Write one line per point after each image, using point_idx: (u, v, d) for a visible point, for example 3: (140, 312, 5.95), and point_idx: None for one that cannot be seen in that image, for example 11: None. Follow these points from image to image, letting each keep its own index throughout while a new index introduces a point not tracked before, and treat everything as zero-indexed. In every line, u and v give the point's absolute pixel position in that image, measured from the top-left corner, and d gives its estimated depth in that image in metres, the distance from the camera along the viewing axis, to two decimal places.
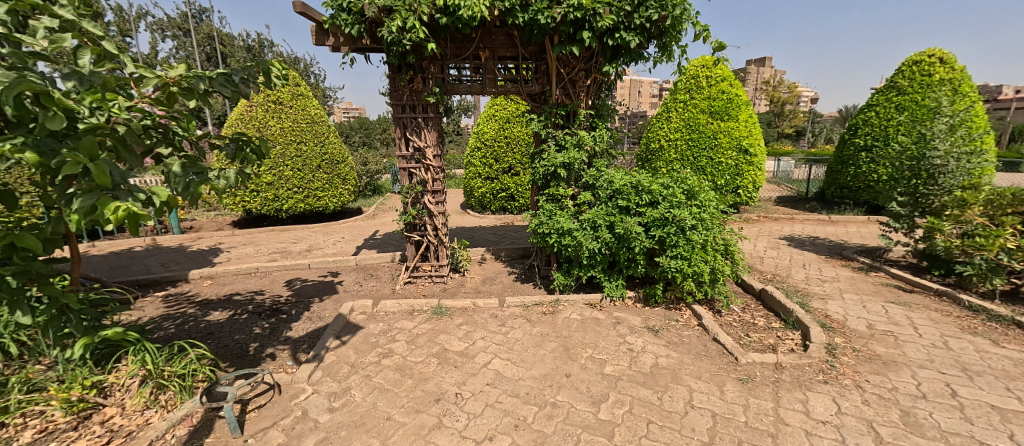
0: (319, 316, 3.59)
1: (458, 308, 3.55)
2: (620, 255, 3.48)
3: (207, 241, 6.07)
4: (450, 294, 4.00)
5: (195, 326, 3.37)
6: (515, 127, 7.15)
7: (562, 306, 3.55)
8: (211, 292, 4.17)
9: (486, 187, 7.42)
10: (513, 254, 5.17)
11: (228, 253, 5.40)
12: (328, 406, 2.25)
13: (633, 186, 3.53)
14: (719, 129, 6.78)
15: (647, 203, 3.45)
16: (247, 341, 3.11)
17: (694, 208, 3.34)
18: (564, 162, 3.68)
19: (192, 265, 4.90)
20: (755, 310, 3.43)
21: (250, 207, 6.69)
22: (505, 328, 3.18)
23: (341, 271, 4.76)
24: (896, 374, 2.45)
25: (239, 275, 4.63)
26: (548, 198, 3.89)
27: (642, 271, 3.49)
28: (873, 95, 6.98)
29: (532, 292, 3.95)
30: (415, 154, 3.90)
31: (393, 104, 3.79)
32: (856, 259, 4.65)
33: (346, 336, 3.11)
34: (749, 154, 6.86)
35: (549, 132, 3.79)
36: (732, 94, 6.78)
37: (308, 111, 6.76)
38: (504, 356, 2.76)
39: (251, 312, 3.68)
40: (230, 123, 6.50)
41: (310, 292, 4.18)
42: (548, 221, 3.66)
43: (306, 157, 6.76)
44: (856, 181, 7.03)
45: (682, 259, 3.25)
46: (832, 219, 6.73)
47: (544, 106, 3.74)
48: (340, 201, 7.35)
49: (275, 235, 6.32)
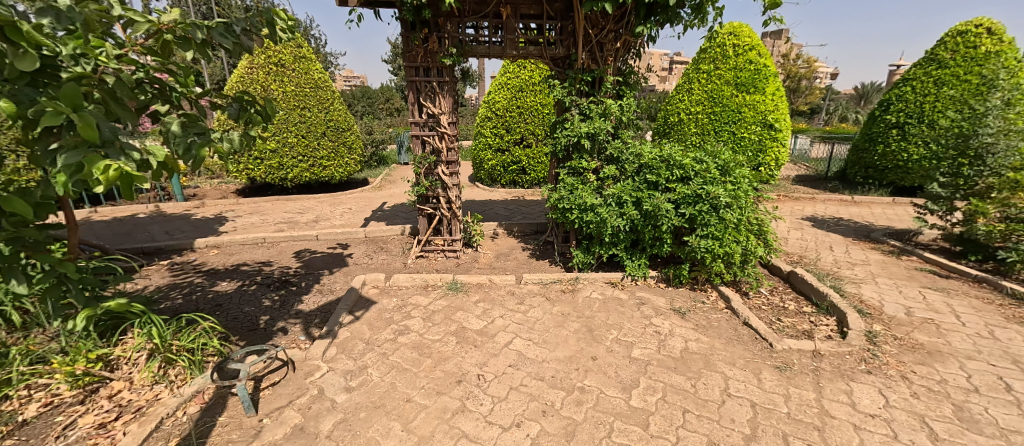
0: (330, 289, 3.48)
1: (474, 284, 3.43)
2: (644, 233, 3.29)
3: (212, 209, 5.91)
4: (464, 270, 3.86)
5: (203, 297, 3.27)
6: (528, 95, 6.80)
7: (582, 284, 3.42)
8: (218, 261, 4.05)
9: (497, 159, 7.17)
10: (526, 229, 5.01)
11: (234, 222, 5.25)
12: (345, 385, 2.14)
13: (663, 160, 3.30)
14: (744, 102, 6.42)
15: (678, 178, 3.21)
16: (257, 313, 3.01)
17: (729, 184, 3.11)
18: (588, 132, 3.43)
19: (197, 234, 4.76)
20: (784, 293, 3.28)
21: (254, 175, 6.45)
22: (524, 307, 3.05)
23: (350, 243, 4.62)
24: (943, 365, 2.31)
25: (246, 245, 4.51)
26: (569, 171, 3.67)
27: (668, 250, 3.32)
28: (908, 69, 6.59)
29: (549, 269, 3.81)
30: (429, 122, 3.67)
31: (406, 65, 3.52)
32: (885, 242, 4.45)
33: (359, 311, 2.99)
34: (775, 129, 6.48)
35: (573, 100, 3.52)
36: (760, 65, 6.38)
37: (312, 76, 6.46)
38: (525, 336, 2.63)
39: (259, 283, 3.57)
40: (230, 86, 6.21)
41: (320, 264, 4.05)
42: (570, 196, 3.46)
43: (310, 123, 6.48)
44: (883, 161, 6.71)
45: (713, 239, 3.06)
46: (855, 200, 6.48)
47: (569, 71, 3.47)
48: (346, 171, 7.11)
49: (281, 205, 6.16)
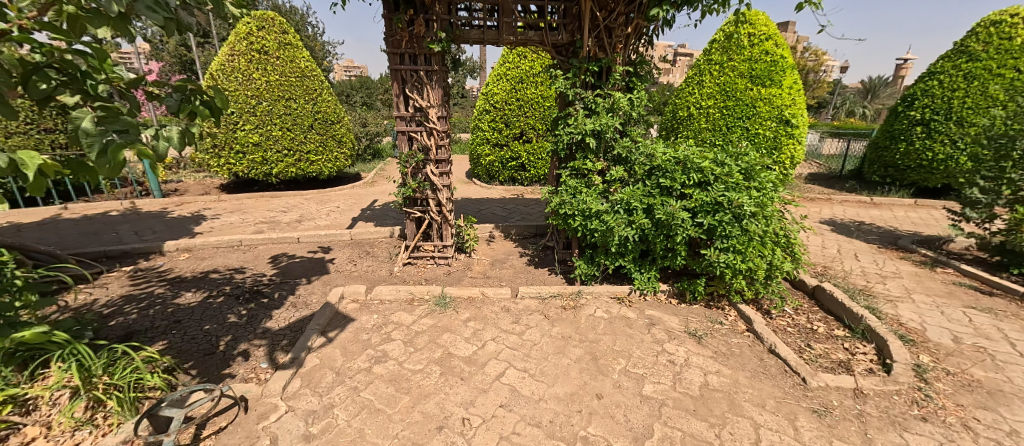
0: (305, 302, 3.14)
1: (464, 298, 3.08)
2: (656, 243, 2.94)
3: (191, 206, 5.56)
4: (455, 280, 3.52)
5: (161, 311, 2.93)
6: (528, 87, 6.39)
7: (585, 299, 3.07)
8: (186, 268, 3.72)
9: (495, 154, 6.78)
10: (524, 232, 4.67)
11: (212, 221, 4.91)
12: (304, 433, 1.81)
13: (678, 161, 2.92)
14: (759, 96, 6.01)
15: (695, 183, 2.83)
16: (218, 333, 2.67)
17: (753, 191, 2.73)
18: (594, 129, 3.05)
19: (170, 234, 4.42)
20: (811, 312, 2.93)
21: (236, 170, 6.06)
22: (519, 327, 2.70)
23: (333, 247, 4.27)
24: (1009, 410, 1.97)
25: (220, 248, 4.16)
26: (572, 172, 3.30)
27: (682, 263, 2.96)
28: (935, 62, 6.17)
29: (548, 280, 3.46)
30: (417, 116, 3.29)
31: (390, 52, 3.13)
32: (915, 250, 4.08)
33: (333, 331, 2.65)
34: (792, 126, 6.08)
35: (576, 93, 3.13)
36: (777, 56, 5.95)
37: (298, 64, 6.06)
38: (520, 365, 2.29)
39: (227, 295, 3.23)
40: (210, 74, 5.82)
41: (298, 272, 3.71)
42: (572, 201, 3.10)
43: (296, 115, 6.09)
44: (905, 160, 6.32)
45: (734, 254, 2.70)
46: (874, 202, 6.10)
47: (573, 60, 3.08)
48: (335, 165, 6.73)
49: (265, 202, 5.81)
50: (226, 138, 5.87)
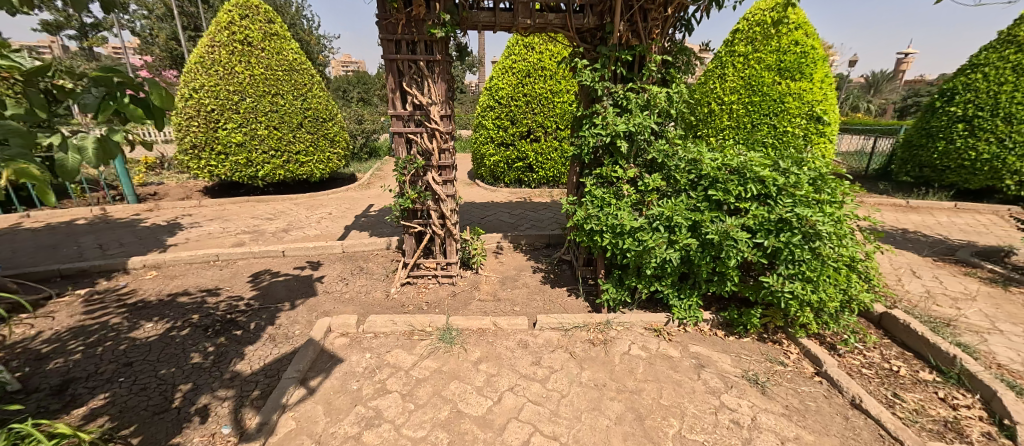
0: (285, 335, 2.67)
1: (473, 331, 2.61)
2: (702, 267, 2.46)
3: (168, 213, 5.06)
4: (461, 304, 3.05)
5: (112, 349, 2.45)
6: (537, 81, 5.88)
7: (615, 332, 2.61)
8: (152, 290, 3.24)
9: (500, 154, 6.28)
10: (535, 242, 4.21)
11: (188, 231, 4.42)
12: None
13: (729, 169, 2.43)
14: (788, 90, 5.51)
15: (753, 196, 2.34)
16: (176, 380, 2.20)
17: (826, 205, 2.24)
18: (627, 130, 2.56)
19: (138, 248, 3.92)
20: (885, 349, 2.47)
21: (218, 173, 5.54)
22: (542, 371, 2.24)
23: (322, 262, 3.80)
24: None
25: (193, 264, 3.68)
26: (598, 180, 2.82)
27: (731, 289, 2.49)
28: (977, 53, 5.68)
29: (569, 305, 2.99)
30: (417, 115, 2.80)
31: (383, 39, 2.63)
32: (980, 265, 3.61)
33: (317, 378, 2.19)
34: (823, 123, 5.58)
35: (605, 87, 2.63)
36: (808, 47, 5.44)
37: (285, 57, 5.55)
38: (548, 430, 1.84)
39: (194, 325, 2.75)
40: (188, 67, 5.31)
41: (281, 294, 3.23)
42: (600, 215, 2.62)
43: (284, 112, 5.57)
44: (944, 160, 5.86)
45: (803, 282, 2.23)
46: (911, 206, 5.65)
47: (601, 47, 2.59)
48: (328, 167, 6.22)
49: (250, 208, 5.32)
50: (205, 138, 5.35)
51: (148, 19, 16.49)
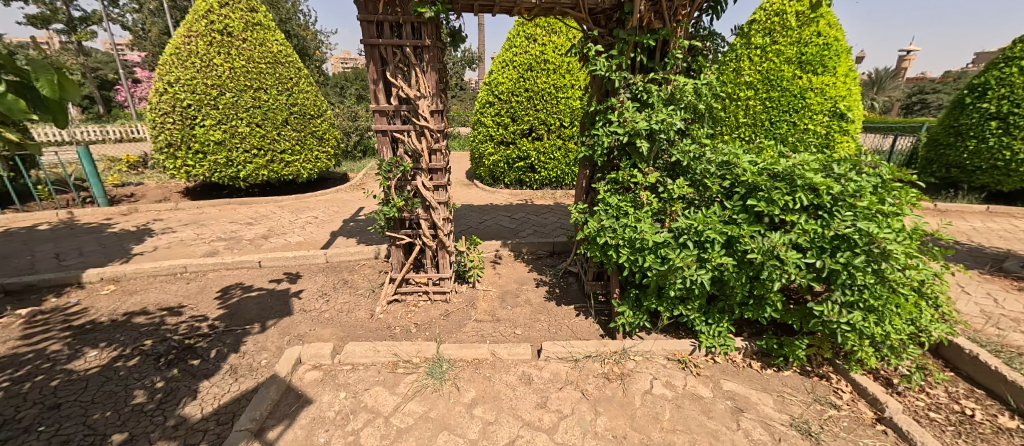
0: (248, 366, 2.30)
1: (468, 362, 2.24)
2: (738, 291, 2.09)
3: (140, 217, 4.68)
4: (455, 326, 2.68)
5: (41, 386, 2.08)
6: (539, 75, 5.48)
7: (633, 363, 2.24)
8: (106, 308, 2.86)
9: (500, 153, 5.90)
10: (538, 250, 3.85)
11: (159, 238, 4.04)
12: None
13: (772, 175, 2.05)
14: (810, 85, 5.10)
15: (802, 207, 1.95)
16: (109, 429, 1.83)
17: (894, 220, 1.85)
18: (648, 128, 2.18)
19: (100, 257, 3.55)
20: (954, 388, 2.09)
21: (196, 174, 5.16)
22: (549, 418, 1.87)
23: (303, 274, 3.42)
24: None
25: (158, 277, 3.30)
26: (613, 186, 2.44)
27: (771, 316, 2.12)
28: (1011, 46, 5.29)
29: (578, 329, 2.62)
30: (403, 110, 2.41)
31: (362, 20, 2.23)
32: None
33: (279, 426, 1.82)
34: (847, 120, 5.19)
35: (622, 78, 2.24)
36: (832, 38, 5.03)
37: (268, 48, 5.14)
38: None
39: (144, 353, 2.38)
40: (164, 59, 4.91)
41: (251, 313, 2.85)
42: (616, 227, 2.24)
43: (267, 108, 5.17)
44: (975, 160, 5.47)
45: (864, 313, 1.85)
46: (941, 209, 5.27)
47: (618, 30, 2.19)
48: (316, 167, 5.83)
49: (230, 211, 4.95)
50: (182, 136, 4.97)
51: (141, 14, 16.10)
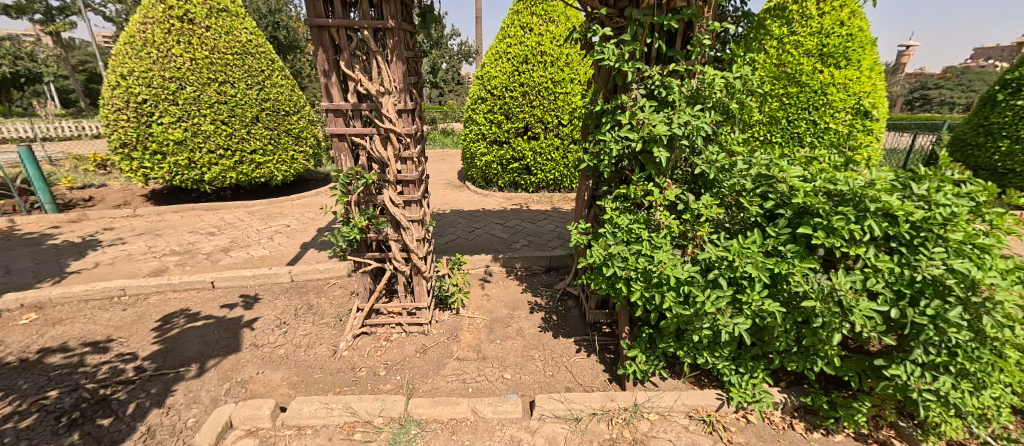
0: (171, 427, 1.85)
1: (443, 424, 1.81)
2: (781, 339, 1.66)
3: (90, 226, 4.20)
4: (432, 367, 2.23)
5: None
6: (535, 68, 5.00)
7: (649, 425, 1.80)
8: (17, 344, 2.41)
9: (493, 154, 5.44)
10: (533, 266, 3.41)
11: (105, 251, 3.57)
12: None
13: (828, 194, 1.61)
14: (831, 80, 4.64)
15: (871, 237, 1.51)
16: None
17: (997, 257, 1.42)
18: (670, 133, 1.72)
19: (29, 277, 3.09)
20: None
21: (156, 176, 4.69)
22: None
23: (261, 297, 2.97)
24: None
25: (91, 302, 2.84)
26: (623, 203, 1.99)
27: (822, 369, 1.69)
28: None
29: (578, 373, 2.18)
30: (363, 108, 1.94)
31: None
32: None
33: None
34: (871, 118, 4.75)
35: (636, 70, 1.77)
36: (857, 27, 4.56)
37: (235, 37, 4.63)
38: None
39: (43, 410, 1.92)
40: (117, 48, 4.41)
41: (190, 350, 2.39)
42: (628, 257, 1.79)
43: (234, 104, 4.67)
44: (1008, 163, 5.03)
45: (953, 376, 1.43)
46: None
47: (631, 9, 1.72)
48: (291, 168, 5.34)
49: (193, 219, 4.47)
50: (138, 134, 4.49)
51: (122, 5, 15.46)
